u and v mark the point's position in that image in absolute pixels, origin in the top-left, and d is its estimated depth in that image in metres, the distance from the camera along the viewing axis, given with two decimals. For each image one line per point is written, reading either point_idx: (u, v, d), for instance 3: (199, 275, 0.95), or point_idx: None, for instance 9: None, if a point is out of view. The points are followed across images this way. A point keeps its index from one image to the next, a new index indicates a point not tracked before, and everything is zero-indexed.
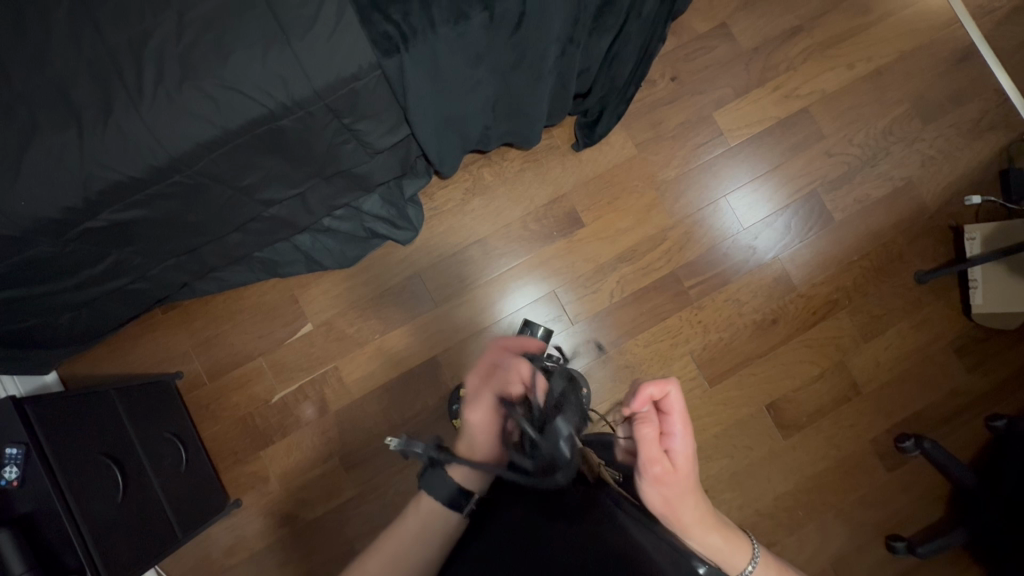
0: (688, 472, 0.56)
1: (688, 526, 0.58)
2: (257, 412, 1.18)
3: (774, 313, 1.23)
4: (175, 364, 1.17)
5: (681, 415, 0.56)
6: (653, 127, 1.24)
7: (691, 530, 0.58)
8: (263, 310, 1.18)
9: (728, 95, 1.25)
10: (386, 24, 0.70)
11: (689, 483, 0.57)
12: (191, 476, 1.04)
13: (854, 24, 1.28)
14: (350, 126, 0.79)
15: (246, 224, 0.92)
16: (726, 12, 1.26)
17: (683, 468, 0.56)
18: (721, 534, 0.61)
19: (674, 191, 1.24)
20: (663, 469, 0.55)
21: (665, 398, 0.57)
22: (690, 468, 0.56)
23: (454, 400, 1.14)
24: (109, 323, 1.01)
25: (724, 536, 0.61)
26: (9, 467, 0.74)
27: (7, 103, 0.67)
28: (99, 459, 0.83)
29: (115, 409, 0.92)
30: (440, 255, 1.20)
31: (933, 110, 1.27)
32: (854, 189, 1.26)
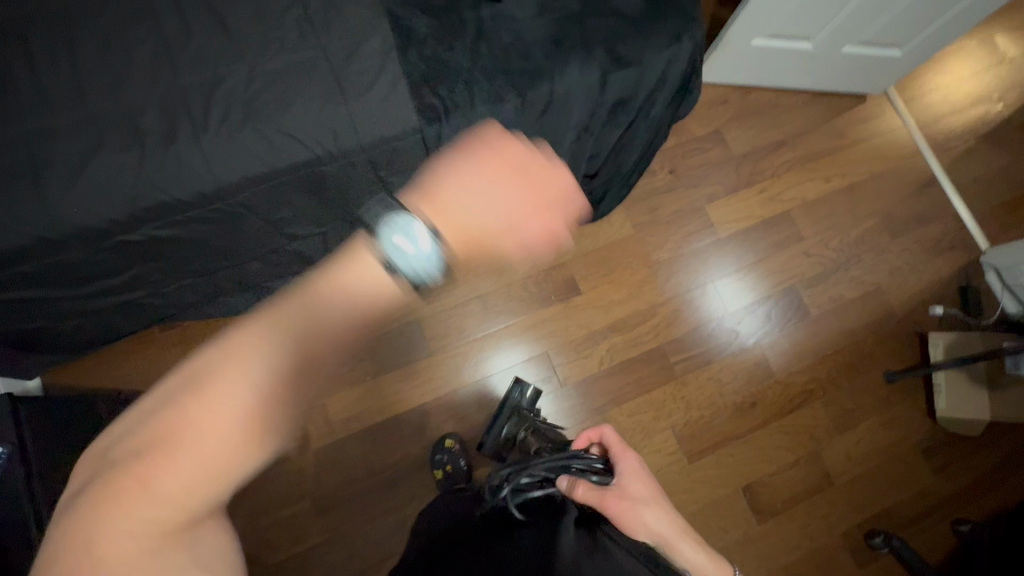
0: (639, 485, 0.69)
1: (671, 537, 0.68)
2: None
3: (753, 397, 1.29)
4: None
5: (618, 446, 0.73)
6: (650, 212, 1.35)
7: (673, 543, 0.68)
8: None
9: (719, 192, 1.39)
10: (432, 98, 0.80)
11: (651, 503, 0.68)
12: None
13: (832, 144, 1.45)
14: (383, 178, 0.87)
15: (267, 254, 0.97)
16: (720, 122, 1.42)
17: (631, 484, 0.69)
18: (703, 550, 0.68)
19: (666, 272, 1.33)
20: (617, 491, 0.68)
21: (602, 436, 0.74)
22: (638, 481, 0.69)
23: (438, 448, 1.16)
24: (109, 335, 1.02)
25: (705, 552, 0.68)
26: None
27: (80, 122, 0.75)
28: (74, 467, 0.82)
29: (98, 417, 0.92)
30: (442, 305, 1.25)
31: (899, 226, 1.42)
32: (829, 288, 1.36)
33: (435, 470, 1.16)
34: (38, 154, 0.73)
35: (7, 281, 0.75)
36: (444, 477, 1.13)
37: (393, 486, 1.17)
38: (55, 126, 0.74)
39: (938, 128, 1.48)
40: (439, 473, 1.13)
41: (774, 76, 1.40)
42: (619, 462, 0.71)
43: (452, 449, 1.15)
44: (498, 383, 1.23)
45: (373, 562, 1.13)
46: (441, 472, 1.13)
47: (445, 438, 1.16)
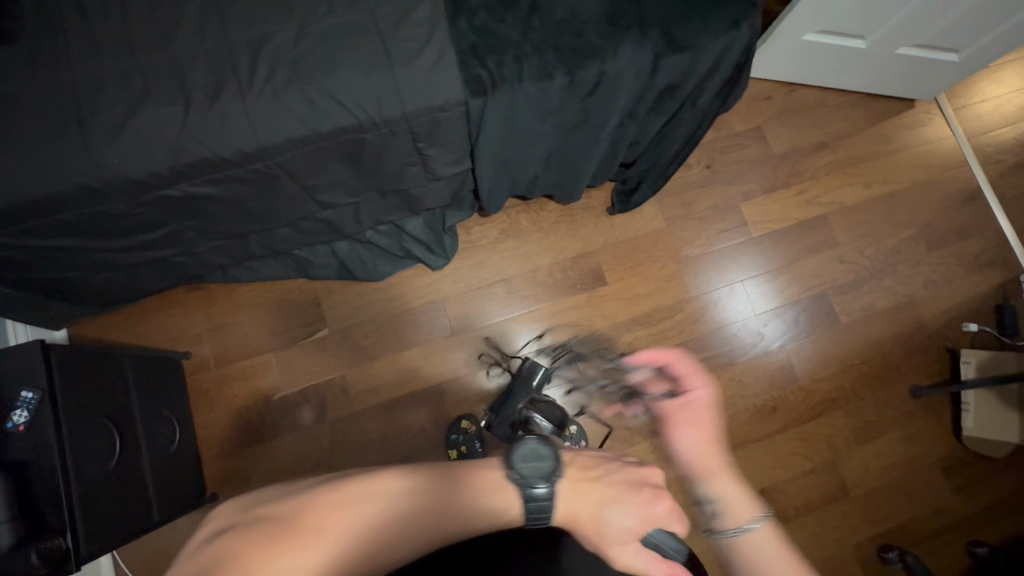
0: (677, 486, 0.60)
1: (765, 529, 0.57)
2: (255, 407, 1.17)
3: (774, 402, 1.26)
4: (185, 344, 1.17)
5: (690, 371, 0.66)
6: (683, 206, 1.33)
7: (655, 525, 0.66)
8: (285, 307, 1.20)
9: (754, 190, 1.35)
10: (479, 70, 0.78)
11: (690, 431, 0.64)
12: (176, 461, 1.01)
13: (875, 149, 1.40)
14: (422, 151, 0.86)
15: (298, 222, 0.96)
16: (761, 118, 1.39)
17: (654, 508, 0.56)
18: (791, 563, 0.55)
19: (694, 268, 1.30)
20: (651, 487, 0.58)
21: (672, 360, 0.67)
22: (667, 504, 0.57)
23: (453, 429, 1.15)
24: (139, 291, 1.02)
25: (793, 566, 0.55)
26: (19, 412, 0.74)
27: (127, 72, 0.74)
28: (100, 421, 0.83)
29: (124, 375, 0.92)
30: (466, 286, 1.24)
31: (939, 238, 1.37)
32: (861, 297, 1.33)
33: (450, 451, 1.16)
34: (84, 103, 0.73)
35: (46, 228, 0.75)
36: (458, 457, 1.14)
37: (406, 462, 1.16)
38: (102, 75, 0.74)
39: (989, 140, 1.43)
40: (455, 454, 1.13)
41: (822, 74, 1.35)
42: (694, 390, 0.65)
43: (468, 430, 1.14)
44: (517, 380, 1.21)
45: None
46: (456, 453, 1.13)
47: (461, 418, 1.15)
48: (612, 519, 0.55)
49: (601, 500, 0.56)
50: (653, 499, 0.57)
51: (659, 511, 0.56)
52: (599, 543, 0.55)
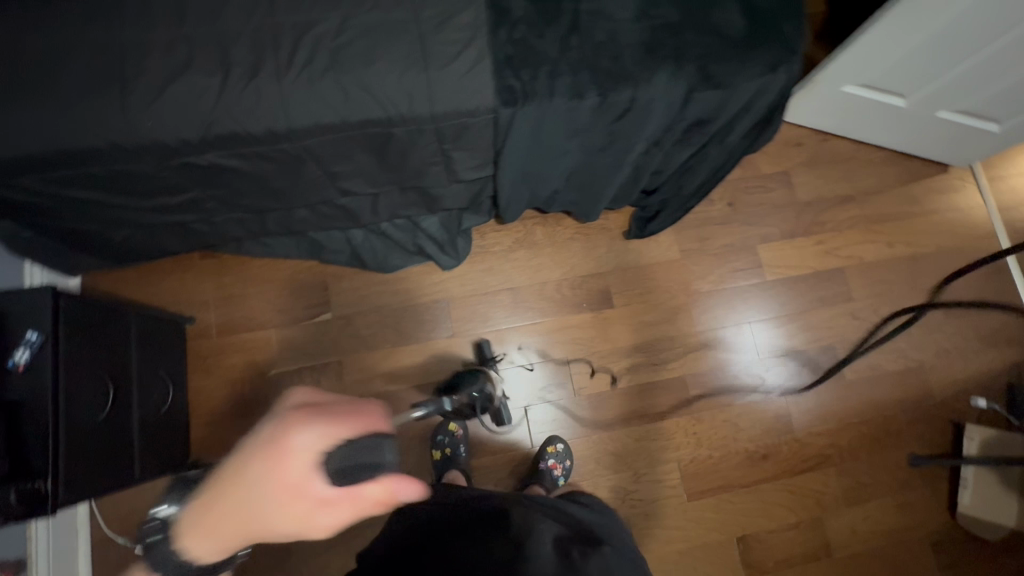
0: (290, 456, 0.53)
1: None
2: (250, 380, 1.18)
3: (766, 449, 1.24)
4: (192, 308, 1.19)
5: None
6: (700, 240, 1.32)
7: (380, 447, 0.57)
8: (293, 286, 1.22)
9: (773, 234, 1.34)
10: (513, 81, 0.79)
11: None
12: (166, 422, 1.03)
13: (902, 209, 1.38)
14: (446, 151, 0.87)
15: (316, 205, 0.98)
16: (790, 163, 1.38)
17: (287, 470, 0.53)
18: None
19: (703, 304, 1.29)
20: (283, 488, 0.54)
21: None
22: (309, 440, 0.54)
23: (439, 429, 1.16)
24: (154, 252, 1.05)
25: None
26: (21, 351, 0.76)
27: (173, 40, 0.76)
28: (97, 371, 0.85)
29: (128, 329, 0.94)
30: (473, 290, 1.25)
31: (957, 307, 1.34)
32: (869, 355, 1.31)
33: (433, 451, 1.17)
34: (128, 64, 0.75)
35: (77, 179, 0.78)
36: (441, 459, 1.14)
37: None
38: (149, 39, 0.76)
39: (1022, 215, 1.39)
40: (438, 455, 1.14)
41: (858, 127, 1.34)
42: None
43: (455, 433, 1.16)
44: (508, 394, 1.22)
45: (355, 523, 1.15)
46: (441, 455, 1.14)
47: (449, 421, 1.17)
48: (270, 507, 0.54)
49: (236, 491, 0.55)
50: (294, 457, 0.53)
51: (310, 471, 0.54)
52: (301, 530, 0.56)
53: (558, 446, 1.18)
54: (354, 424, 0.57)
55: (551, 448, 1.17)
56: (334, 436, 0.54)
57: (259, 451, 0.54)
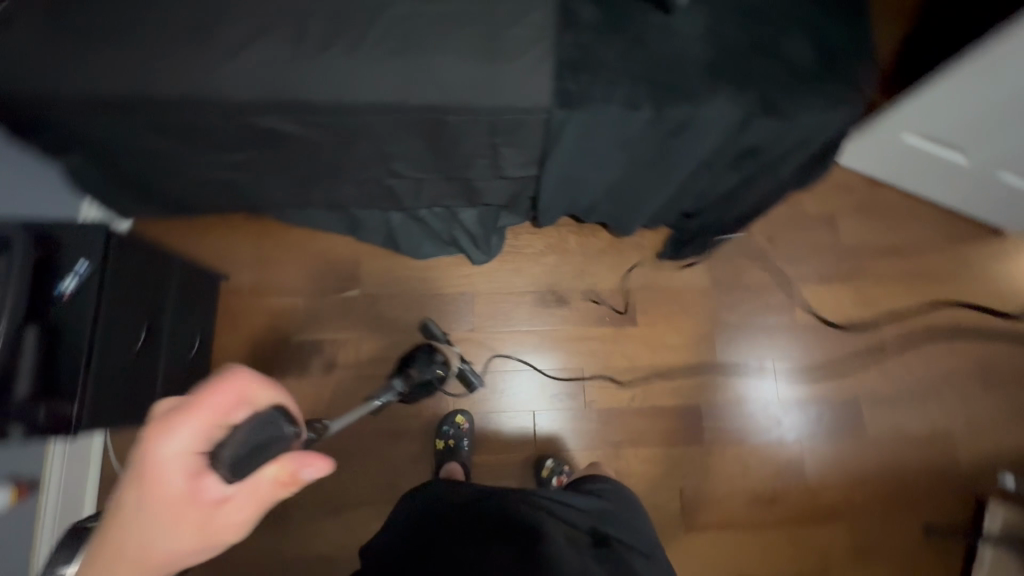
0: (166, 463, 0.50)
1: None
2: (272, 344, 1.21)
3: (773, 493, 1.21)
4: (228, 266, 1.23)
5: None
6: (734, 271, 1.30)
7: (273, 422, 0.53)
8: (326, 259, 1.25)
9: (810, 276, 1.31)
10: (571, 85, 0.80)
11: None
12: (188, 370, 1.06)
13: (950, 269, 1.34)
14: (496, 146, 0.88)
15: (362, 182, 1.00)
16: (837, 207, 1.35)
17: (166, 485, 0.50)
18: None
19: (728, 336, 1.27)
20: (174, 505, 0.51)
21: None
22: (180, 448, 0.50)
23: (447, 421, 1.17)
24: (203, 207, 1.09)
25: None
26: (69, 280, 0.80)
27: (255, 6, 0.80)
28: (135, 310, 0.88)
29: (169, 276, 0.97)
30: (499, 288, 1.26)
31: (996, 378, 1.28)
32: (895, 414, 1.26)
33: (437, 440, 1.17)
34: (211, 23, 0.79)
35: (148, 124, 0.82)
36: (444, 449, 1.15)
37: (394, 437, 1.18)
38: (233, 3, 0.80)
39: None
40: (441, 445, 1.15)
41: (914, 179, 1.31)
42: None
43: (461, 425, 1.17)
44: (519, 397, 1.22)
45: (352, 499, 1.16)
46: (444, 445, 1.15)
47: (458, 413, 1.17)
48: (165, 529, 0.50)
49: (115, 531, 0.50)
50: (164, 468, 0.50)
51: (191, 479, 0.51)
52: (210, 542, 0.53)
53: (552, 464, 1.16)
54: (223, 403, 0.52)
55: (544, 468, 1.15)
56: (204, 429, 0.51)
57: (129, 479, 0.50)
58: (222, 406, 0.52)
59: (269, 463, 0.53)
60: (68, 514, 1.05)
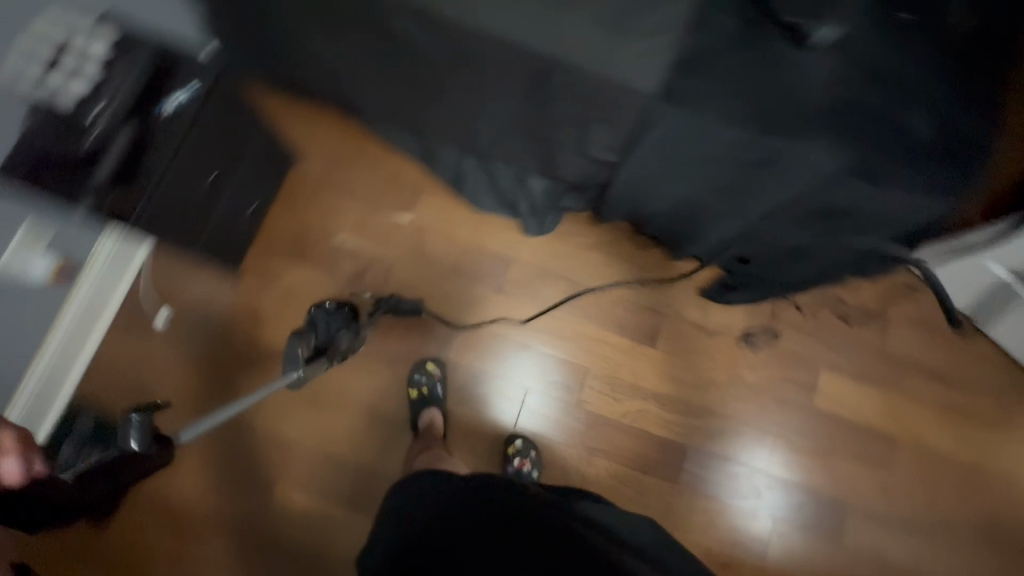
0: None
1: None
2: (315, 234, 1.25)
3: (726, 559, 1.17)
4: (303, 151, 1.28)
5: None
6: (769, 334, 1.27)
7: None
8: (391, 178, 1.28)
9: (844, 368, 1.27)
10: (681, 82, 0.81)
11: None
12: (237, 226, 1.13)
13: (993, 417, 1.25)
14: (589, 117, 0.90)
15: (454, 113, 1.03)
16: (897, 312, 1.29)
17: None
18: None
19: (740, 392, 1.24)
20: None
21: None
22: None
23: (418, 369, 1.19)
24: (304, 87, 1.14)
25: None
26: (175, 99, 0.88)
27: None
28: (217, 150, 0.96)
29: (254, 132, 1.05)
30: (539, 263, 1.27)
31: (1000, 544, 1.20)
32: (879, 534, 1.20)
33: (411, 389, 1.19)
34: None
35: None
36: (418, 397, 1.17)
37: (391, 362, 1.21)
38: None
39: None
40: (415, 392, 1.17)
41: (988, 314, 1.24)
42: None
43: (433, 372, 1.19)
44: (520, 373, 1.22)
45: (333, 402, 1.20)
46: (418, 392, 1.18)
47: (429, 362, 1.20)
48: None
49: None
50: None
51: None
52: None
53: (520, 445, 1.17)
54: None
55: (511, 447, 1.16)
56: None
57: None
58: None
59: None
60: (92, 307, 1.12)
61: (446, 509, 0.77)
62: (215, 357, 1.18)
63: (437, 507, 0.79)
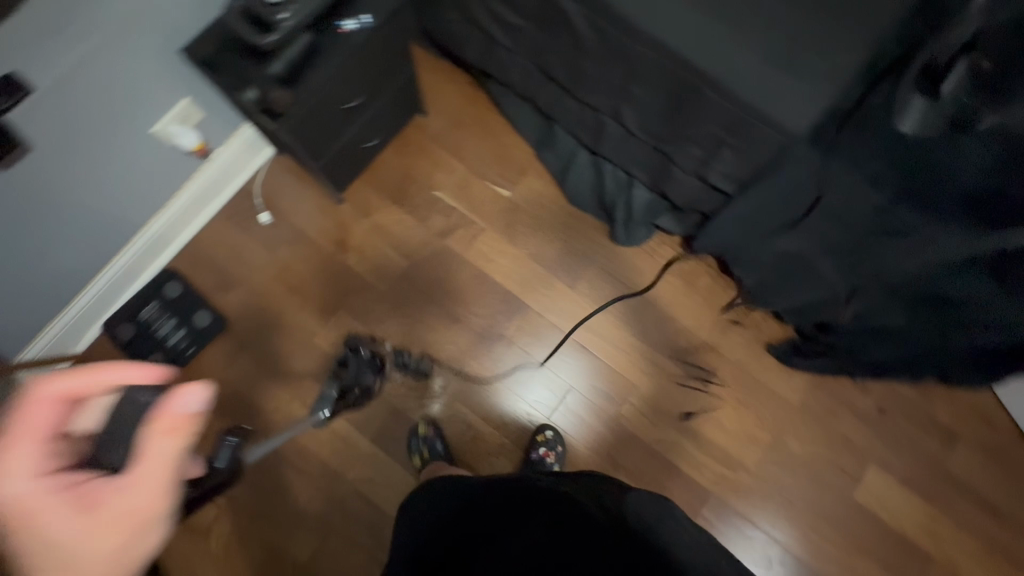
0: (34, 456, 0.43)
1: None
2: (418, 183, 1.30)
3: None
4: (430, 104, 1.34)
5: None
6: (826, 410, 1.23)
7: (128, 398, 0.47)
8: (502, 152, 1.32)
9: (894, 469, 1.21)
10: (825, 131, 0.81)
11: None
12: (356, 155, 1.20)
13: None
14: (720, 143, 0.91)
15: (587, 105, 1.07)
16: (969, 432, 1.22)
17: (56, 526, 0.42)
18: None
19: (779, 457, 1.21)
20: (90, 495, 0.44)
21: None
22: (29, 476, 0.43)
23: (411, 437, 1.17)
24: (453, 46, 1.20)
25: None
26: (353, 21, 0.94)
27: None
28: (369, 78, 1.03)
29: (404, 75, 1.11)
30: (617, 271, 1.27)
31: None
32: None
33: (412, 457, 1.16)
34: None
35: None
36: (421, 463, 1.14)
37: (451, 321, 1.24)
38: None
39: None
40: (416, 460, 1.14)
41: None
42: None
43: (427, 434, 1.16)
44: (569, 367, 1.23)
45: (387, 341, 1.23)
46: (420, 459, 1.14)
47: (420, 425, 1.17)
48: (73, 557, 0.42)
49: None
50: (34, 503, 0.42)
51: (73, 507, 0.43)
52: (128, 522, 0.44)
53: (549, 436, 1.18)
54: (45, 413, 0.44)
55: (541, 436, 1.17)
56: (43, 452, 0.44)
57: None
58: (59, 417, 0.45)
59: (155, 439, 0.45)
60: (215, 186, 1.22)
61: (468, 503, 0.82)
62: (297, 266, 1.25)
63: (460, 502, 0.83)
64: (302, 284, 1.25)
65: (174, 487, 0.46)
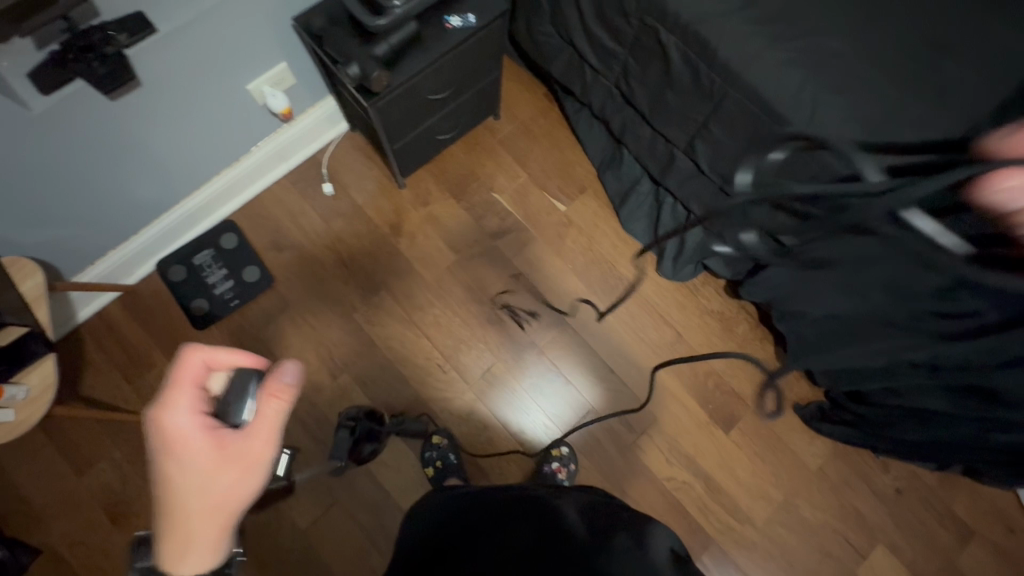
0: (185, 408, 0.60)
1: None
2: (479, 181, 1.33)
3: None
4: (504, 109, 1.38)
5: None
6: (844, 480, 1.21)
7: (242, 376, 0.62)
8: (565, 166, 1.35)
9: (904, 553, 1.18)
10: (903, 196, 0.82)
11: None
12: (428, 144, 1.23)
13: None
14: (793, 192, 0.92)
15: (662, 136, 1.09)
16: (986, 530, 1.19)
17: (195, 458, 0.60)
18: None
19: (788, 517, 1.19)
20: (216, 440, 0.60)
21: None
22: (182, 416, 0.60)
23: (426, 446, 1.16)
24: (541, 58, 1.23)
25: None
26: (458, 19, 0.98)
27: None
28: (460, 74, 1.06)
29: (491, 76, 1.14)
30: (657, 303, 1.28)
31: None
32: None
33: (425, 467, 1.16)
34: None
35: None
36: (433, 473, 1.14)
37: (486, 321, 1.26)
38: None
39: None
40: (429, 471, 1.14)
41: None
42: None
43: (441, 446, 1.16)
44: (594, 389, 1.24)
45: (421, 329, 1.25)
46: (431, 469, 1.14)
47: (434, 435, 1.17)
48: (205, 481, 0.60)
49: (176, 513, 0.60)
50: (185, 436, 0.60)
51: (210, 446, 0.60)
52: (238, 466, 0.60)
53: (565, 452, 1.17)
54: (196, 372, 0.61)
55: (556, 451, 1.17)
56: (195, 396, 0.61)
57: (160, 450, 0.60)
58: (200, 376, 0.62)
59: (267, 403, 0.61)
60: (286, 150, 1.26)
61: (467, 508, 0.83)
62: (349, 240, 1.28)
63: (458, 506, 0.84)
64: (350, 258, 1.27)
65: (276, 443, 0.62)
